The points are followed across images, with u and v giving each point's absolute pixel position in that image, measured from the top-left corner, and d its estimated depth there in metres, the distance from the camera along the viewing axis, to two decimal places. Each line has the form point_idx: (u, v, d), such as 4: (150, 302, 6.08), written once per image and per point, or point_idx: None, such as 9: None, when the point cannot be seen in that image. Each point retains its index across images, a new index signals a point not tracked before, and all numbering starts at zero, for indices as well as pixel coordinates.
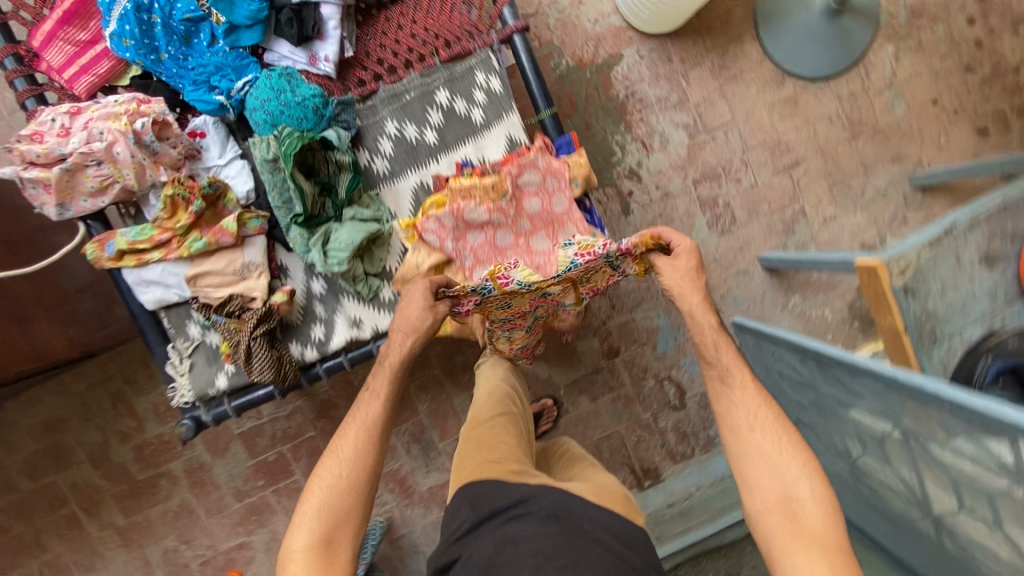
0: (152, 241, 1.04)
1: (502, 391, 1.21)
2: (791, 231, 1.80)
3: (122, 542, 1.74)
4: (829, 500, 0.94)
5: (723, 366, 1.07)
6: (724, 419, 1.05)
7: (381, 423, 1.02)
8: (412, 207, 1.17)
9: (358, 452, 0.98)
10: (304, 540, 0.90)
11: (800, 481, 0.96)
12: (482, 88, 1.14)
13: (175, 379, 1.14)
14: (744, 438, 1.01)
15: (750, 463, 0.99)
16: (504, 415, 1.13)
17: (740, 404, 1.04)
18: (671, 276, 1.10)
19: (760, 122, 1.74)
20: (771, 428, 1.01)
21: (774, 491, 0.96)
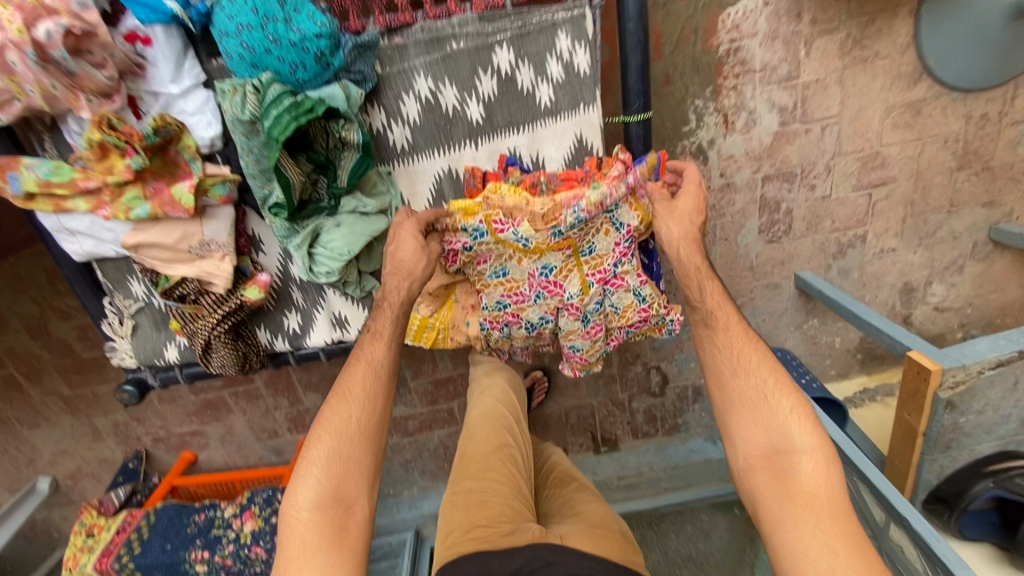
0: (74, 188, 0.77)
1: (501, 416, 1.10)
2: (841, 255, 1.61)
3: (69, 409, 1.67)
4: (822, 449, 0.88)
5: (708, 313, 0.96)
6: (711, 366, 0.97)
7: (387, 366, 0.90)
8: (430, 194, 0.91)
9: (366, 396, 0.88)
10: (310, 497, 0.83)
11: (789, 431, 0.90)
12: (562, 60, 0.81)
13: (114, 339, 0.96)
14: (729, 385, 0.95)
15: (737, 416, 0.94)
16: (499, 453, 1.04)
17: (723, 348, 0.96)
18: (673, 222, 0.89)
19: (867, 125, 1.42)
20: (759, 372, 0.94)
21: (761, 444, 0.91)
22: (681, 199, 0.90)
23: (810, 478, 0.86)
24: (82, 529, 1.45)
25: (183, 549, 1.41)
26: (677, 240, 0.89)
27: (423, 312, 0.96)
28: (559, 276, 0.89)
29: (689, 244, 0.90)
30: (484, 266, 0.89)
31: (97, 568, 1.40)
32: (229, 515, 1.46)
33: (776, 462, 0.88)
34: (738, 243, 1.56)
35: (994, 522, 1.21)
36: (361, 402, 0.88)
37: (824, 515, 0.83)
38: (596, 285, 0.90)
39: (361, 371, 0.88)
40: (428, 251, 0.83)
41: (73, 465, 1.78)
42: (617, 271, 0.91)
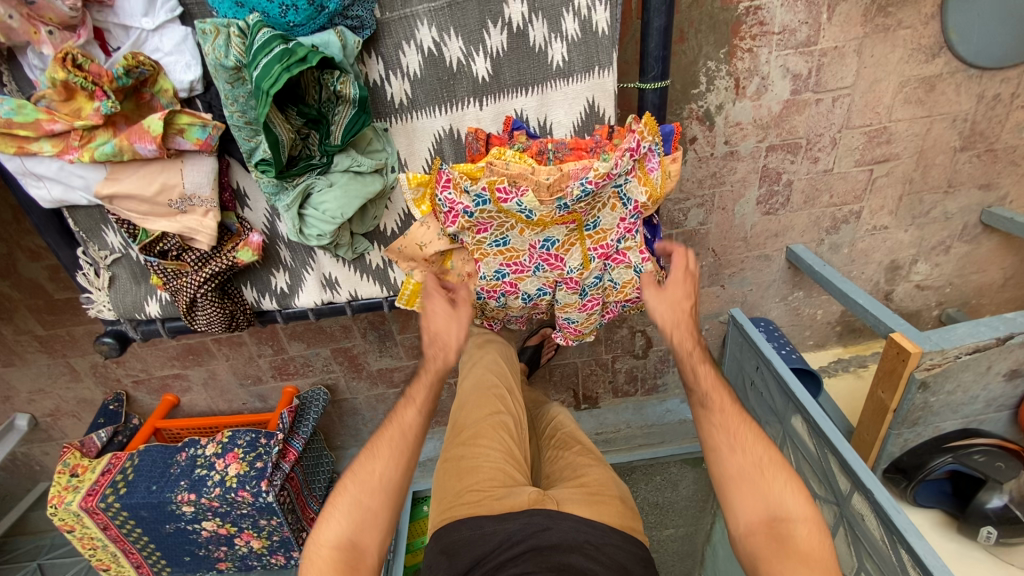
0: (39, 130, 0.70)
1: (494, 385, 1.13)
2: (835, 230, 1.61)
3: (44, 349, 1.63)
4: (815, 514, 0.83)
5: (703, 393, 0.95)
6: (706, 442, 0.93)
7: (415, 428, 0.93)
8: (428, 155, 0.85)
9: (393, 452, 0.91)
10: (332, 535, 0.85)
11: (784, 498, 0.86)
12: (578, 15, 0.74)
13: (91, 290, 0.91)
14: (726, 462, 0.90)
15: (736, 487, 0.88)
16: (492, 419, 1.06)
17: (721, 427, 0.92)
18: (668, 308, 1.00)
19: (878, 99, 1.37)
20: (755, 448, 0.90)
21: (758, 510, 0.85)
22: (672, 287, 1.00)
23: (808, 546, 0.80)
24: (66, 470, 1.45)
25: (169, 490, 1.41)
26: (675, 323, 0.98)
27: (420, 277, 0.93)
28: (560, 249, 0.87)
29: (683, 330, 0.99)
30: (484, 237, 0.85)
31: (83, 506, 1.40)
32: (212, 454, 1.48)
33: (773, 528, 0.83)
34: (735, 213, 1.55)
35: (947, 492, 1.30)
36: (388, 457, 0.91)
37: None
38: (597, 260, 0.88)
39: (391, 433, 0.92)
40: (457, 314, 0.86)
41: (51, 404, 1.76)
42: (619, 246, 0.88)
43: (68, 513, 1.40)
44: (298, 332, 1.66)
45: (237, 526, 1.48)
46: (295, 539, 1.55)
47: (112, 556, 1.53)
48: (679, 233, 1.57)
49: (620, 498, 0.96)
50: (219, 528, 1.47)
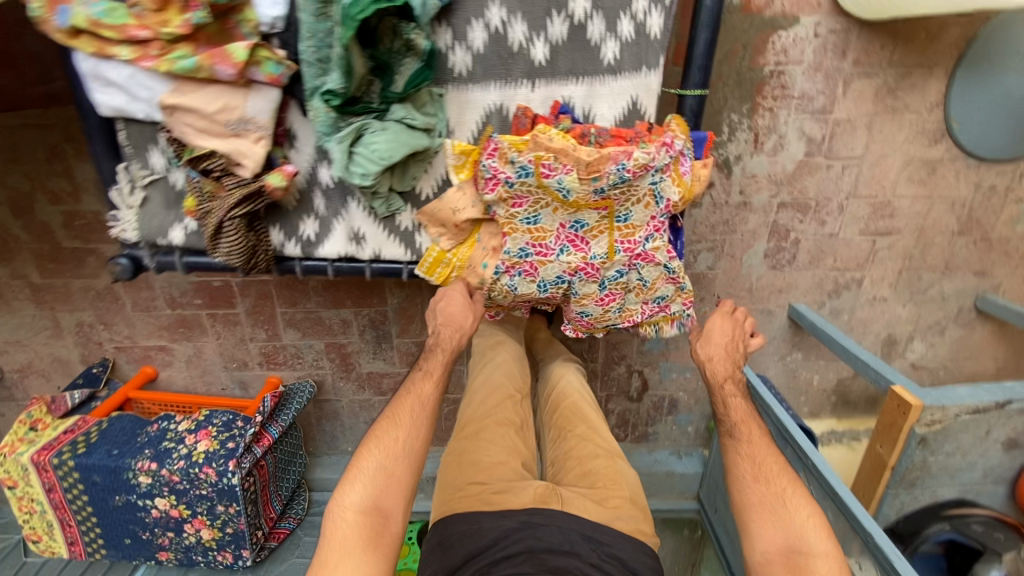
0: (123, 33, 0.74)
1: (502, 385, 1.06)
2: (836, 294, 1.65)
3: (34, 298, 1.59)
4: (838, 552, 0.81)
5: (733, 423, 0.96)
6: (732, 471, 0.92)
7: (431, 401, 1.06)
8: (475, 128, 0.90)
9: (412, 421, 1.03)
10: (356, 501, 0.93)
11: (805, 534, 0.83)
12: (635, 19, 0.82)
13: (120, 209, 0.91)
14: (749, 489, 0.89)
15: (757, 514, 0.87)
16: (497, 416, 1.01)
17: (746, 457, 0.92)
18: (703, 344, 1.06)
19: (884, 173, 1.48)
20: (781, 481, 0.88)
21: (776, 540, 0.83)
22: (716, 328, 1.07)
23: None
24: (26, 421, 1.37)
25: (129, 457, 1.32)
26: (710, 355, 1.04)
27: (444, 246, 0.94)
28: (587, 233, 0.89)
29: (718, 364, 1.03)
30: (518, 212, 0.87)
31: (35, 459, 1.30)
32: (184, 430, 1.40)
33: (793, 561, 0.80)
34: (742, 263, 1.60)
35: (942, 568, 1.25)
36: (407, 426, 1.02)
37: None
38: (622, 254, 0.89)
39: (411, 403, 1.04)
40: (472, 306, 0.98)
41: (23, 358, 1.69)
42: (647, 245, 0.89)
43: (15, 466, 1.31)
44: (296, 320, 1.64)
45: (190, 510, 1.37)
46: (248, 535, 1.44)
47: (47, 526, 1.40)
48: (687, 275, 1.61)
49: (631, 497, 0.91)
50: (170, 509, 1.36)
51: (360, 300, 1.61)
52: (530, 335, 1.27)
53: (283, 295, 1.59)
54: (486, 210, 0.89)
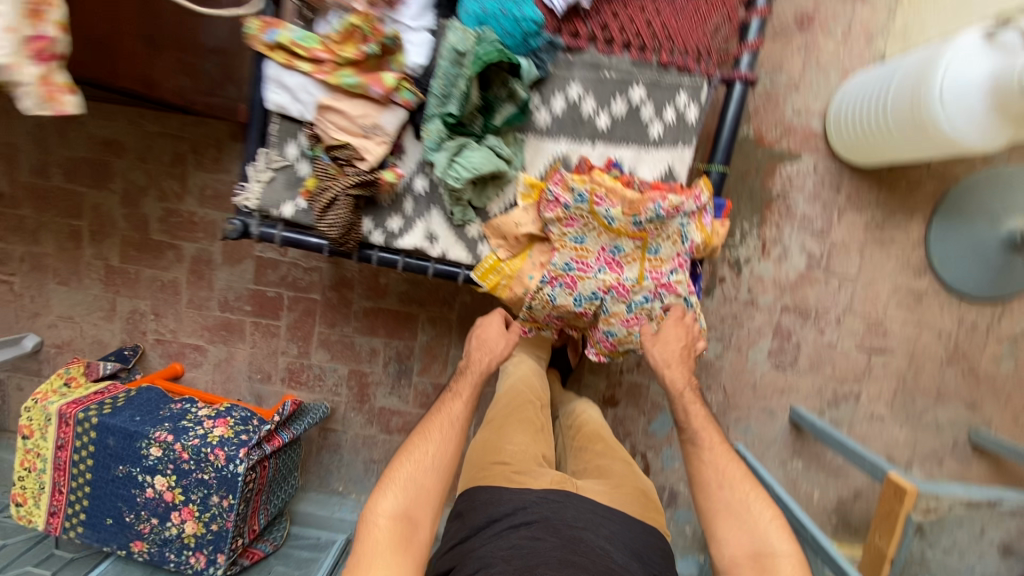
0: (310, 54, 1.02)
1: (524, 392, 1.15)
2: (835, 404, 1.74)
3: (104, 279, 1.74)
4: (799, 552, 0.87)
5: (694, 430, 1.01)
6: (699, 479, 0.98)
7: (461, 417, 1.08)
8: (544, 168, 1.13)
9: (443, 436, 1.05)
10: (388, 509, 0.95)
11: (769, 536, 0.89)
12: (677, 110, 1.10)
13: (249, 181, 1.12)
14: (714, 496, 0.95)
15: (723, 517, 0.92)
16: (520, 415, 1.09)
17: (710, 464, 0.98)
18: (662, 348, 1.08)
19: (876, 295, 1.68)
20: (743, 486, 0.94)
21: (743, 544, 0.89)
22: (666, 331, 1.09)
23: None
24: (63, 375, 1.45)
25: (149, 425, 1.37)
26: (669, 361, 1.07)
27: (501, 256, 1.12)
28: (623, 259, 1.07)
29: (676, 371, 1.08)
30: (567, 231, 1.06)
31: (61, 410, 1.35)
32: (203, 415, 1.44)
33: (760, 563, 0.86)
34: (748, 357, 1.73)
35: None
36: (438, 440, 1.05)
37: None
38: (650, 282, 1.06)
39: (441, 420, 1.07)
40: (506, 334, 1.18)
41: (67, 335, 1.78)
42: (670, 278, 1.07)
43: (40, 413, 1.35)
44: (329, 341, 1.76)
45: (184, 496, 1.37)
46: (229, 540, 1.40)
47: (38, 488, 1.38)
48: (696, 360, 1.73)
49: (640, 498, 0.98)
50: (165, 491, 1.36)
51: (393, 332, 1.75)
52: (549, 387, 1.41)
53: (326, 314, 1.74)
54: (543, 230, 1.08)
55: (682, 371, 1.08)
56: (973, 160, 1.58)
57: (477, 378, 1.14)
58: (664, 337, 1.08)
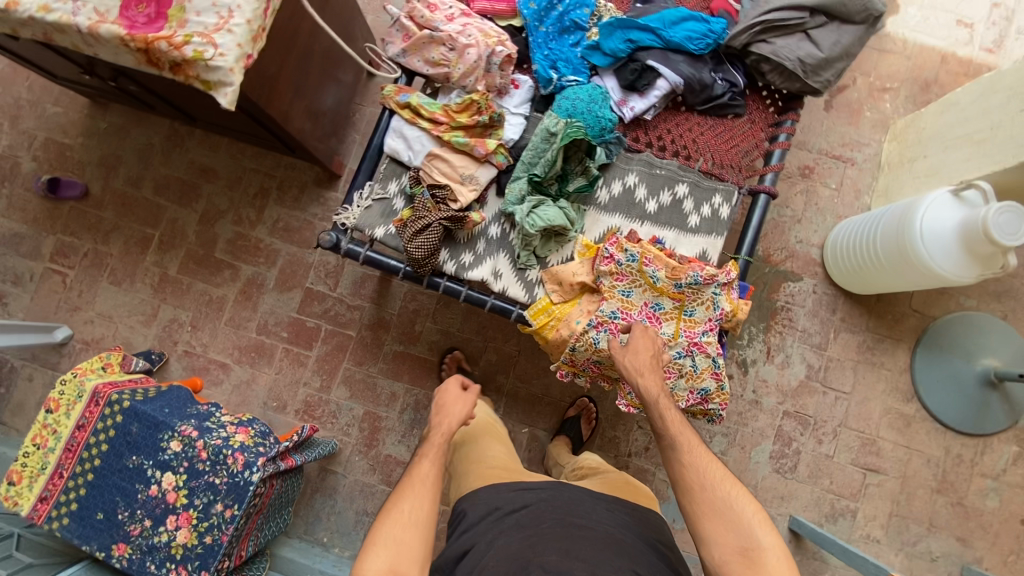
0: (431, 115, 1.28)
1: (486, 420, 1.49)
2: (833, 519, 1.77)
3: (156, 286, 1.84)
4: (780, 542, 0.93)
5: (672, 435, 1.07)
6: (682, 483, 1.04)
7: (433, 475, 1.08)
8: (599, 235, 1.34)
9: (419, 491, 1.04)
10: (376, 566, 0.93)
11: (752, 530, 0.95)
12: (712, 207, 1.34)
13: (351, 205, 1.31)
14: (698, 497, 1.00)
15: (708, 516, 0.98)
16: (488, 435, 1.42)
17: (691, 466, 1.04)
18: (632, 358, 1.17)
19: (869, 414, 1.81)
20: (724, 484, 1.00)
21: (730, 542, 0.94)
22: (636, 342, 1.18)
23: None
24: (103, 359, 1.48)
25: (176, 418, 1.36)
26: (641, 370, 1.15)
27: (553, 300, 1.28)
28: (662, 316, 1.23)
29: (650, 377, 1.15)
30: (616, 284, 1.23)
31: (96, 389, 1.36)
32: (226, 421, 1.41)
33: (747, 559, 0.92)
34: (750, 457, 1.80)
35: None
36: (415, 494, 1.03)
37: None
38: (683, 339, 1.21)
39: (413, 480, 1.06)
40: (465, 394, 1.26)
41: (100, 333, 1.82)
42: (702, 338, 1.21)
43: (74, 388, 1.37)
44: (352, 379, 1.81)
45: (187, 500, 1.32)
46: (217, 558, 1.31)
47: (39, 468, 1.34)
48: None
49: (633, 486, 1.29)
50: (170, 491, 1.32)
51: (416, 379, 1.81)
52: (557, 451, 1.68)
53: (357, 352, 1.82)
54: (596, 281, 1.24)
55: (655, 377, 1.15)
56: (949, 303, 1.83)
57: (442, 438, 1.15)
58: (633, 347, 1.18)
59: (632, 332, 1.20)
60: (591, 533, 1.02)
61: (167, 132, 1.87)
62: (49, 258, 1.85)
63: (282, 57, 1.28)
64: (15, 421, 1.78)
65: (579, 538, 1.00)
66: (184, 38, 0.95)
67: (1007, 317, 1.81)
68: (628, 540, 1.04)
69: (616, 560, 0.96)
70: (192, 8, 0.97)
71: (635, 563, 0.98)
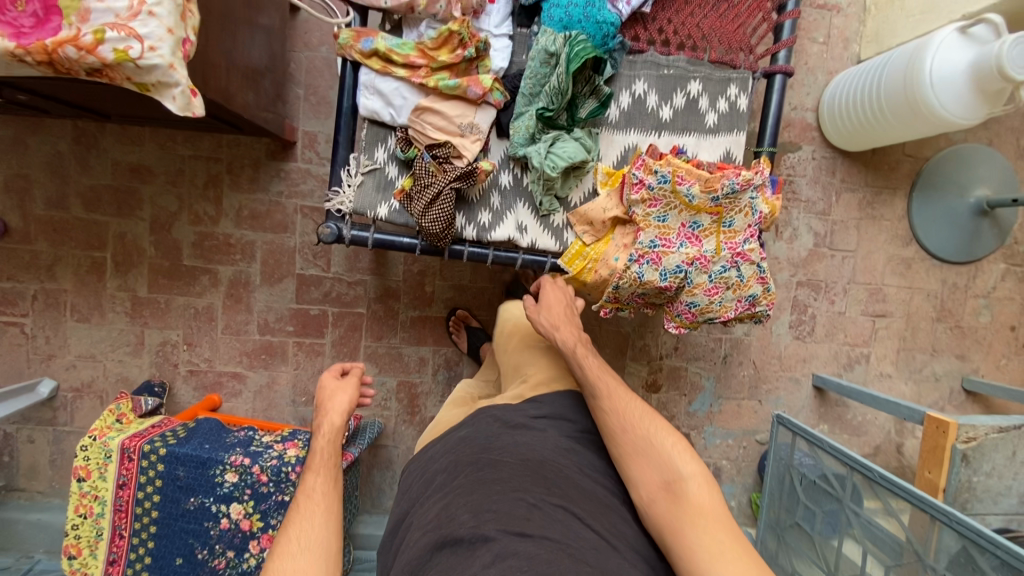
0: (406, 59, 1.08)
1: (461, 391, 1.41)
2: (850, 368, 1.92)
3: (130, 312, 1.65)
4: (700, 468, 0.94)
5: (592, 382, 1.07)
6: (606, 429, 1.04)
7: (328, 487, 0.95)
8: (616, 159, 1.24)
9: (320, 508, 0.92)
10: None
11: (673, 462, 0.95)
12: (729, 100, 1.24)
13: (341, 186, 1.15)
14: (619, 440, 1.01)
15: (632, 457, 0.99)
16: (453, 400, 1.35)
17: (612, 412, 1.04)
18: (547, 313, 1.18)
19: (873, 265, 1.89)
20: (644, 423, 1.01)
21: (654, 478, 0.95)
22: (548, 297, 1.20)
23: (698, 503, 0.91)
24: (114, 412, 1.35)
25: (222, 450, 1.29)
26: (556, 323, 1.16)
27: (585, 241, 1.21)
28: (702, 233, 1.17)
29: (566, 328, 1.15)
30: (648, 212, 1.15)
31: (124, 445, 1.25)
32: (270, 440, 1.35)
33: (668, 492, 0.92)
34: (772, 332, 1.88)
35: None
36: (303, 516, 0.90)
37: (716, 522, 0.88)
38: (727, 251, 1.17)
39: (303, 499, 0.93)
40: (343, 380, 1.18)
41: (88, 376, 1.66)
42: (744, 247, 1.17)
43: (99, 450, 1.25)
44: (376, 354, 1.74)
45: (263, 522, 1.29)
46: None
47: (94, 536, 1.27)
48: (727, 339, 1.86)
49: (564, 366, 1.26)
50: (242, 519, 1.29)
51: (441, 339, 1.76)
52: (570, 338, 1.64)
53: (372, 327, 1.73)
54: (628, 215, 1.17)
55: (573, 328, 1.16)
56: (938, 142, 1.84)
57: (330, 445, 1.04)
58: (546, 303, 1.19)
59: (541, 286, 1.22)
60: (506, 470, 0.95)
61: (73, 134, 1.57)
62: None
63: (201, 25, 1.03)
64: (33, 485, 1.67)
65: (494, 481, 0.93)
66: (94, 36, 0.74)
67: (992, 143, 1.84)
68: (549, 460, 0.99)
69: (529, 495, 0.90)
70: None
71: (550, 490, 0.93)
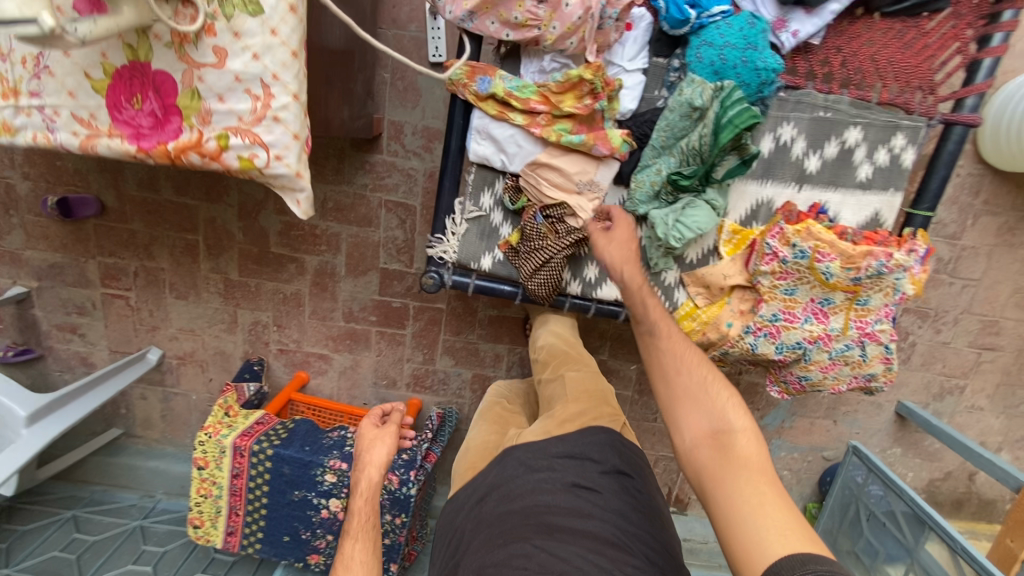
0: (525, 104, 0.96)
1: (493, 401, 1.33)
2: (940, 397, 1.82)
3: (223, 293, 1.71)
4: (754, 424, 0.85)
5: (650, 319, 0.97)
6: (655, 368, 0.96)
7: (367, 556, 0.98)
8: (744, 212, 1.10)
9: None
10: None
11: (725, 412, 0.87)
12: (891, 152, 1.05)
13: (445, 233, 1.10)
14: (672, 380, 0.92)
15: (681, 400, 0.90)
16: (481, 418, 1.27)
17: (667, 352, 0.95)
18: (615, 246, 1.00)
19: (996, 297, 1.70)
20: (700, 368, 0.93)
21: (702, 425, 0.87)
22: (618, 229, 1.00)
23: (747, 457, 0.82)
24: (223, 406, 1.47)
25: (321, 454, 1.39)
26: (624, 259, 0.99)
27: (697, 303, 1.14)
28: (831, 310, 1.07)
29: (633, 267, 0.99)
30: (774, 284, 1.05)
31: (236, 444, 1.38)
32: None
33: (715, 441, 0.84)
34: None
35: None
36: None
37: (763, 478, 0.79)
38: (855, 331, 1.08)
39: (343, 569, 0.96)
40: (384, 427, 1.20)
41: (189, 347, 1.77)
42: (875, 327, 1.08)
43: (214, 446, 1.38)
44: (453, 348, 1.76)
45: None
46: (400, 548, 1.48)
47: (214, 512, 1.44)
48: None
49: (598, 392, 1.19)
50: (340, 512, 1.41)
51: (517, 338, 1.75)
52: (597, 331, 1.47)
53: (451, 323, 1.73)
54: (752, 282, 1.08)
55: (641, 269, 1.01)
56: None
57: (369, 503, 1.07)
58: (615, 234, 1.00)
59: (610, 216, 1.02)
60: (511, 523, 0.91)
61: None
62: (101, 284, 1.70)
63: None
64: (149, 433, 1.88)
65: (503, 535, 0.90)
66: (218, 142, 0.73)
67: None
68: (556, 503, 0.92)
69: (528, 544, 0.86)
70: (210, 91, 0.73)
71: (552, 534, 0.87)
